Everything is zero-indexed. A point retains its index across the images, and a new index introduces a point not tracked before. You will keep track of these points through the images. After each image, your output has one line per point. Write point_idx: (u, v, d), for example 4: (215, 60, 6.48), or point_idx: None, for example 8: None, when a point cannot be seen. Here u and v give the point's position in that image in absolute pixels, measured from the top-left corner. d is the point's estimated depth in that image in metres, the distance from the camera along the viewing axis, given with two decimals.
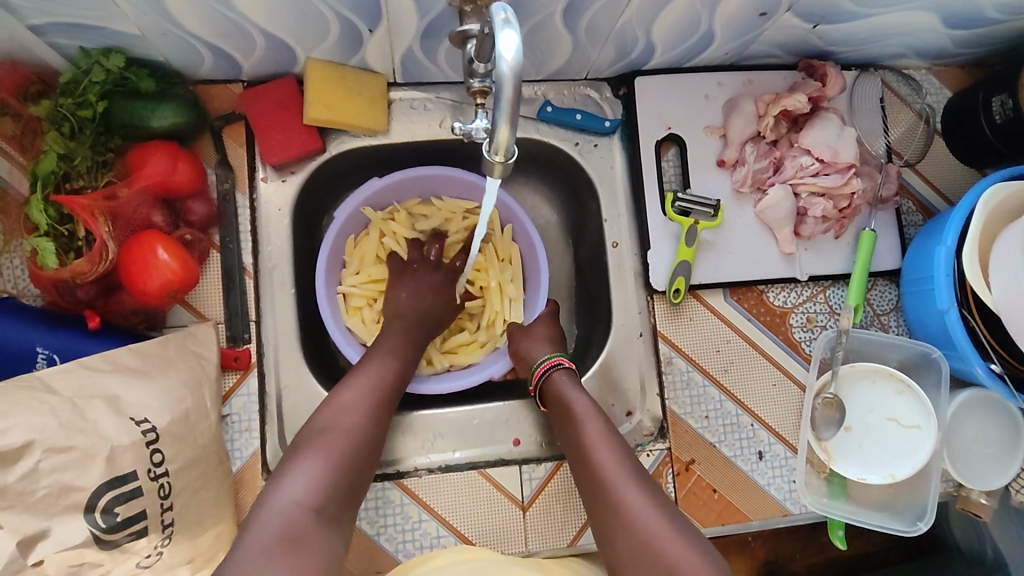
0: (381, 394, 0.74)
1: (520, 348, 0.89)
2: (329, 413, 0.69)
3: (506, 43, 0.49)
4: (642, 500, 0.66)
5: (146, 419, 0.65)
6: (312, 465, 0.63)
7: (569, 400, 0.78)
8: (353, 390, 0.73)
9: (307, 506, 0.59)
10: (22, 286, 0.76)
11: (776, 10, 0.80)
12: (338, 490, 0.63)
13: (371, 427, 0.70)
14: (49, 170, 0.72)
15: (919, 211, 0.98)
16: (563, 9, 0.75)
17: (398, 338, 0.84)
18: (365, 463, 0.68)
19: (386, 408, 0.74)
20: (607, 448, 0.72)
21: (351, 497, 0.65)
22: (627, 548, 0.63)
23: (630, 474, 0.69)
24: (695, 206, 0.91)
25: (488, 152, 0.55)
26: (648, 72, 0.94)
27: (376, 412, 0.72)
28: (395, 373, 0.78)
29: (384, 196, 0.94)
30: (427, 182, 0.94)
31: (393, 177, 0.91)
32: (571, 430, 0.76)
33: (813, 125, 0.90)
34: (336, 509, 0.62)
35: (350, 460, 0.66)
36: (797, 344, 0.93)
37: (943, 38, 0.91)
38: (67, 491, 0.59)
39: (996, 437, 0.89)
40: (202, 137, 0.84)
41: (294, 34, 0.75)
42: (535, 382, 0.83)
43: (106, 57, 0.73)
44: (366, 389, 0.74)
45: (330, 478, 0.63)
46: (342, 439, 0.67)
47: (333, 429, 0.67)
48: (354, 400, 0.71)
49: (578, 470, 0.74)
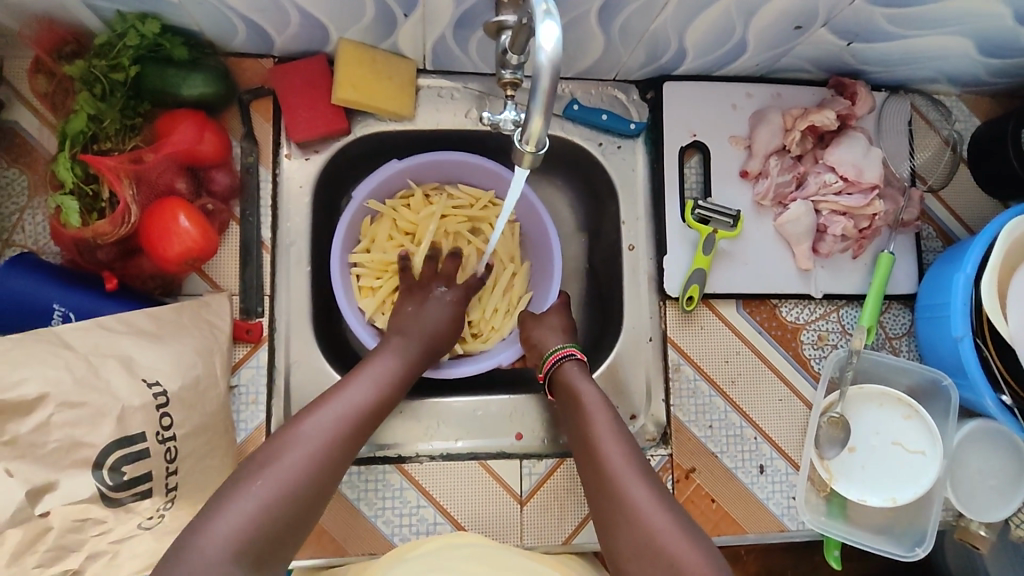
0: (354, 419, 0.70)
1: (530, 334, 0.89)
2: (286, 438, 0.65)
3: (546, 34, 0.49)
4: (649, 495, 0.66)
5: (158, 382, 0.66)
6: (250, 499, 0.58)
7: (578, 389, 0.79)
8: (323, 416, 0.68)
9: (241, 541, 0.55)
10: (42, 243, 0.78)
11: (811, 24, 0.80)
12: (276, 523, 0.58)
13: (329, 459, 0.65)
14: (79, 130, 0.72)
15: (939, 237, 0.97)
16: (599, 7, 0.75)
17: (394, 356, 0.80)
18: (313, 497, 0.62)
19: (354, 436, 0.69)
20: (614, 442, 0.72)
21: (294, 533, 0.60)
22: (629, 543, 0.63)
23: (637, 469, 0.69)
24: (715, 215, 0.90)
25: (520, 141, 0.55)
26: (678, 78, 0.94)
27: (340, 441, 0.67)
28: (377, 395, 0.74)
29: (403, 178, 0.94)
30: (446, 168, 0.94)
31: (411, 160, 0.90)
32: (578, 421, 0.76)
33: (839, 142, 0.90)
34: (273, 543, 0.58)
35: (300, 494, 0.61)
36: (807, 361, 0.92)
37: (976, 66, 0.91)
38: (76, 446, 0.59)
39: (1000, 469, 0.88)
40: (230, 108, 0.84)
41: (329, 12, 0.75)
42: (545, 370, 0.84)
43: (142, 22, 0.73)
44: (331, 414, 0.69)
45: (271, 515, 0.58)
46: (293, 470, 0.62)
47: (286, 458, 0.63)
48: (324, 426, 0.67)
49: (583, 462, 0.74)
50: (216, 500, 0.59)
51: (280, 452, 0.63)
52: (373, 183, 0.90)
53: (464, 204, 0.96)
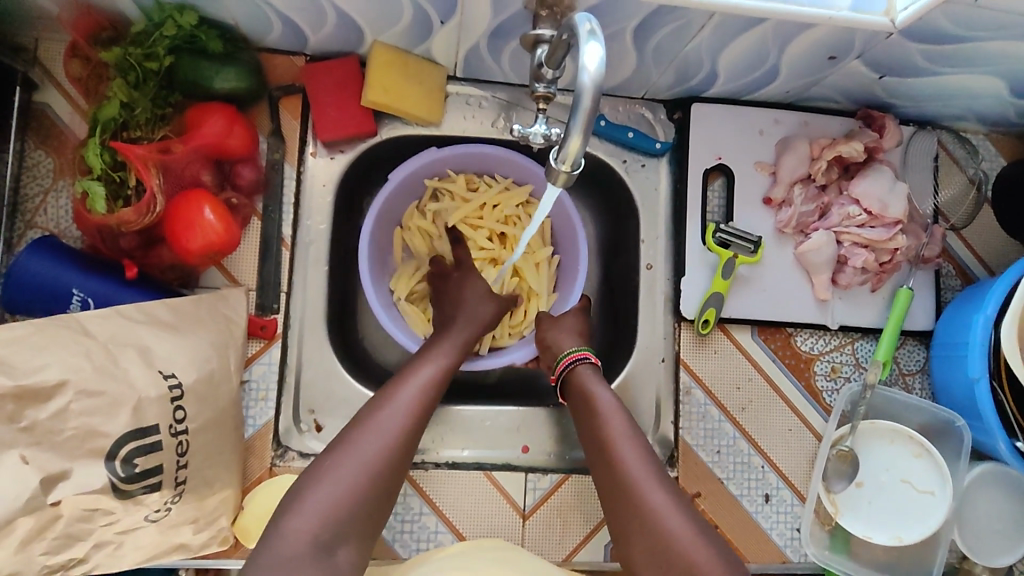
0: (423, 409, 0.72)
1: (546, 337, 0.88)
2: (351, 437, 0.66)
3: (590, 54, 0.49)
4: (667, 502, 0.67)
5: (174, 374, 0.66)
6: (319, 496, 0.60)
7: (593, 394, 0.78)
8: (392, 407, 0.70)
9: (314, 535, 0.58)
10: (64, 226, 0.78)
11: (846, 55, 0.80)
12: (344, 518, 0.60)
13: (387, 456, 0.66)
14: (111, 116, 0.72)
15: (958, 275, 0.97)
16: (636, 26, 0.74)
17: (448, 347, 0.81)
18: (379, 493, 0.64)
19: (412, 433, 0.69)
20: (630, 447, 0.72)
21: (363, 525, 0.62)
22: (645, 545, 0.65)
23: (655, 475, 0.69)
24: (736, 239, 0.90)
25: (555, 159, 0.55)
26: (706, 100, 0.94)
27: (399, 437, 0.68)
28: (429, 387, 0.74)
29: (435, 169, 0.92)
30: (477, 161, 0.93)
31: (447, 150, 0.90)
32: (591, 424, 0.76)
33: (865, 175, 0.89)
34: (343, 535, 0.60)
35: (367, 490, 0.63)
36: (819, 392, 0.92)
37: (1007, 106, 0.90)
38: (92, 435, 0.60)
39: (1006, 514, 0.87)
40: (259, 103, 0.85)
41: (366, 14, 0.75)
42: (558, 372, 0.84)
43: (179, 13, 0.72)
44: (389, 413, 0.69)
45: (339, 511, 0.60)
46: (356, 469, 0.63)
47: (348, 456, 0.64)
48: (394, 414, 0.69)
49: (597, 467, 0.74)
50: (290, 497, 0.62)
51: (342, 450, 0.65)
52: (404, 171, 0.89)
53: (508, 198, 0.94)
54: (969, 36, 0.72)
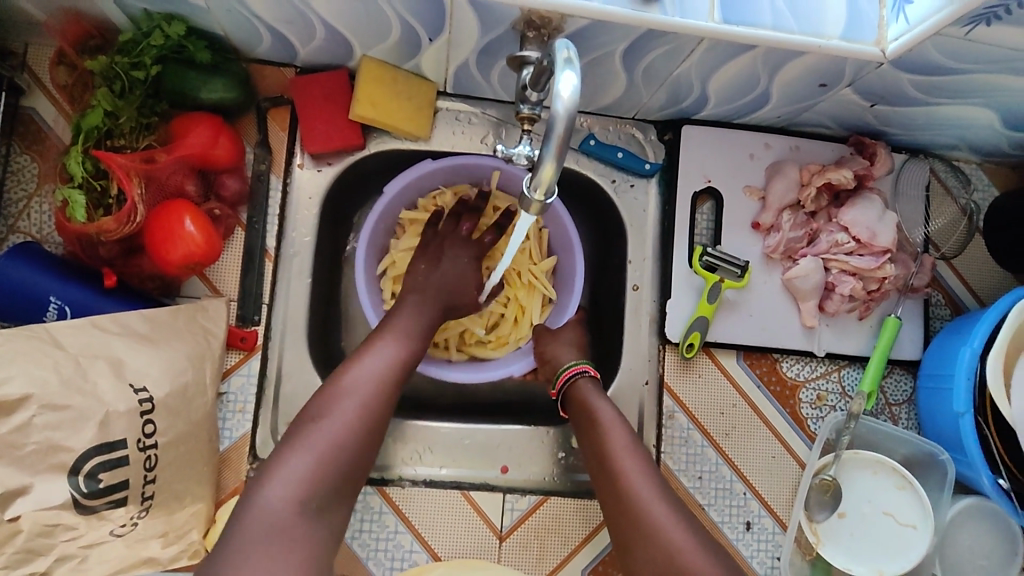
0: (390, 375, 0.72)
1: (547, 350, 0.89)
2: (320, 406, 0.66)
3: (565, 82, 0.49)
4: (670, 514, 0.69)
5: (145, 387, 0.66)
6: (298, 462, 0.61)
7: (592, 407, 0.80)
8: (358, 372, 0.70)
9: (297, 500, 0.59)
10: (45, 233, 0.78)
11: (836, 83, 0.79)
12: (328, 487, 0.61)
13: (356, 426, 0.66)
14: (94, 125, 0.72)
15: (947, 304, 0.96)
16: (623, 49, 0.74)
17: (412, 312, 0.81)
18: (349, 466, 0.64)
19: (381, 397, 0.70)
20: (631, 460, 0.74)
21: (344, 492, 0.63)
22: (651, 559, 0.66)
23: (657, 487, 0.71)
24: (723, 263, 0.89)
25: (529, 187, 0.54)
26: (698, 122, 0.93)
27: (368, 405, 0.68)
28: (391, 365, 0.73)
29: (429, 180, 0.92)
30: (472, 171, 0.92)
31: (446, 160, 0.89)
32: (593, 438, 0.77)
33: (854, 203, 0.89)
34: (327, 501, 0.61)
35: (343, 459, 0.63)
36: (803, 420, 0.91)
37: (1000, 137, 0.90)
38: (56, 450, 0.60)
39: (990, 550, 0.86)
40: (247, 115, 0.85)
41: (355, 29, 0.75)
42: (558, 386, 0.85)
43: (167, 23, 0.72)
44: (348, 386, 0.68)
45: (318, 476, 0.61)
46: (321, 449, 0.62)
47: (325, 425, 0.64)
48: (360, 378, 0.69)
49: (598, 479, 0.75)
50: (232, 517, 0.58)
51: (321, 419, 0.65)
52: (402, 182, 0.89)
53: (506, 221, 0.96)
54: (959, 68, 0.72)
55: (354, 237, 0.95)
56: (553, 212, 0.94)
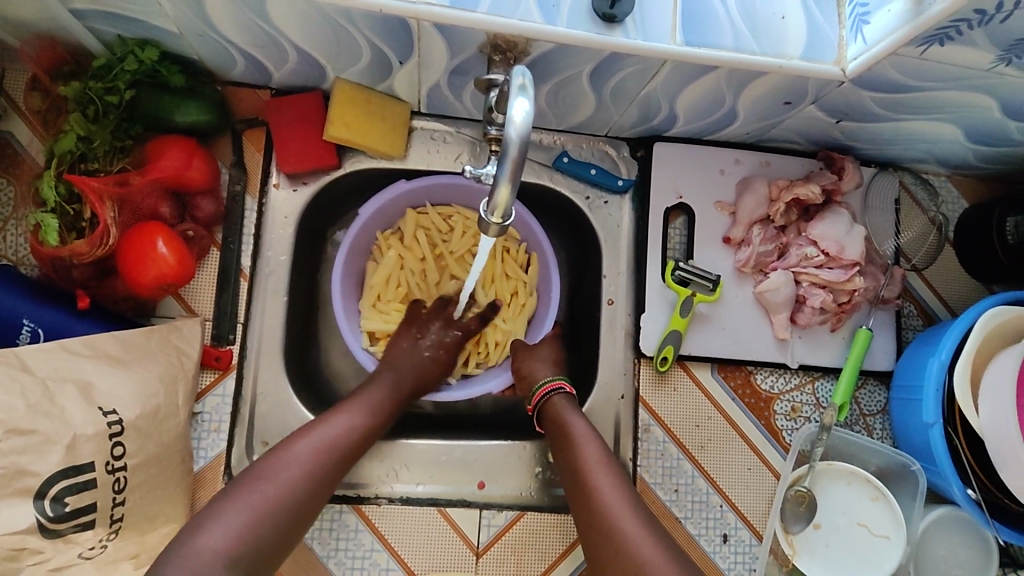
0: (337, 450, 0.73)
1: (523, 366, 0.90)
2: (269, 471, 0.67)
3: (518, 107, 0.50)
4: (640, 530, 0.69)
5: (114, 410, 0.67)
6: (234, 518, 0.61)
7: (567, 423, 0.81)
8: (304, 444, 0.71)
9: (224, 554, 0.58)
10: (21, 255, 0.78)
11: (800, 101, 0.81)
12: (257, 550, 0.61)
13: (292, 501, 0.66)
14: (67, 149, 0.73)
15: (919, 316, 0.97)
16: (590, 70, 0.75)
17: (379, 388, 0.83)
18: (279, 532, 0.64)
19: (323, 474, 0.70)
20: (605, 474, 0.75)
21: (269, 559, 0.63)
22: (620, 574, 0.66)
23: (628, 501, 0.72)
24: (696, 278, 0.91)
25: (487, 210, 0.56)
26: (669, 138, 0.95)
27: (313, 473, 0.69)
28: (343, 439, 0.74)
29: (405, 201, 0.94)
30: (445, 191, 0.94)
31: (420, 180, 0.91)
32: (567, 454, 0.78)
33: (823, 217, 0.90)
34: (254, 562, 0.61)
35: (276, 523, 0.64)
36: (779, 431, 0.92)
37: (966, 151, 0.91)
38: (20, 474, 0.60)
39: (965, 560, 0.87)
40: (222, 136, 0.86)
41: (326, 54, 0.76)
42: (534, 403, 0.85)
43: (141, 49, 0.74)
44: (289, 461, 0.68)
45: (251, 534, 0.62)
46: (248, 517, 0.62)
47: (265, 488, 0.65)
48: (304, 451, 0.70)
49: (574, 495, 0.76)
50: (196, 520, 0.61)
51: (264, 482, 0.66)
52: (379, 202, 0.91)
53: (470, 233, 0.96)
54: (920, 85, 0.74)
55: (332, 255, 0.95)
56: (520, 221, 0.95)
